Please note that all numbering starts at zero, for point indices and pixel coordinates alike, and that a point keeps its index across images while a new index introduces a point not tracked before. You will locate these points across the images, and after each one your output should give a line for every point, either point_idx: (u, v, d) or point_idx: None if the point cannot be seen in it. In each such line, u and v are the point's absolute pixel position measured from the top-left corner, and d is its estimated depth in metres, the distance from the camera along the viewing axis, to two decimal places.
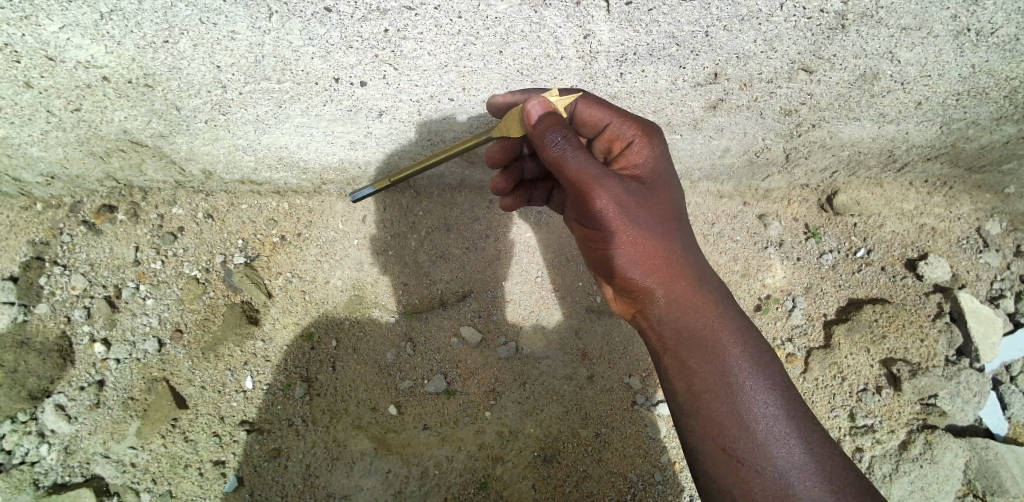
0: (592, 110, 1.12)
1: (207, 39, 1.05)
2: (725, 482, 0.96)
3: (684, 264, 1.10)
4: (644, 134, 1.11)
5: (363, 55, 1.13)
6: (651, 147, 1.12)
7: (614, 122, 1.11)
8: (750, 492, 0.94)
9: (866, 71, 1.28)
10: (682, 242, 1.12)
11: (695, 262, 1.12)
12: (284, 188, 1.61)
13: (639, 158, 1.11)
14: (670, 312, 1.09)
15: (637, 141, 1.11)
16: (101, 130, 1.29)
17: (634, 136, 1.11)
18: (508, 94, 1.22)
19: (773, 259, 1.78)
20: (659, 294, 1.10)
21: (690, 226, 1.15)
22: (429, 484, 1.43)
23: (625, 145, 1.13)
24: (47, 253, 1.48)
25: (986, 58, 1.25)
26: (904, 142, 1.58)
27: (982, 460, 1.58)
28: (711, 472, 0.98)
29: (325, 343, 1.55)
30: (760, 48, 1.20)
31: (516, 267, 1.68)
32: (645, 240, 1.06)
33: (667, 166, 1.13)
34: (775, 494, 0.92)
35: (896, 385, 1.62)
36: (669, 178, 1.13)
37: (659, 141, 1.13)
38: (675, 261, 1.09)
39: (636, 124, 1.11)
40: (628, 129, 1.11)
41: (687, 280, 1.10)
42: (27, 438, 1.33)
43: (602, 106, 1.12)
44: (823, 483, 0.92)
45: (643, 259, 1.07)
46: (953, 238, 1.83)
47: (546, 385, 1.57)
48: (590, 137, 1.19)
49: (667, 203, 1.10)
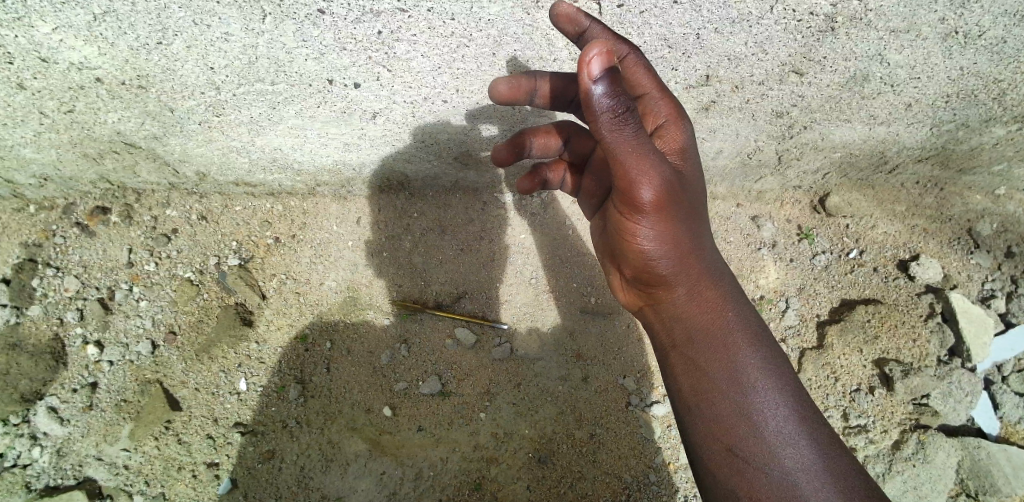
0: (635, 75, 1.09)
1: (201, 41, 1.05)
2: (729, 483, 0.96)
3: (704, 259, 1.09)
4: (676, 116, 1.09)
5: (357, 57, 1.13)
6: (682, 132, 1.09)
7: (653, 95, 1.09)
8: (755, 491, 0.93)
9: (856, 73, 1.29)
10: (702, 234, 1.10)
11: (713, 257, 1.12)
12: (278, 190, 1.61)
13: (672, 141, 1.09)
14: (686, 307, 1.08)
15: (670, 122, 1.09)
16: (94, 131, 1.29)
17: (667, 116, 1.09)
18: (512, 83, 1.10)
19: (766, 260, 1.79)
20: (680, 290, 1.08)
21: (709, 219, 1.14)
22: (424, 485, 1.43)
23: (657, 124, 1.10)
24: (40, 255, 1.48)
25: (974, 60, 1.27)
26: (895, 144, 1.59)
27: (974, 460, 1.59)
28: (716, 474, 0.97)
29: (319, 345, 1.55)
30: (751, 50, 1.21)
31: (510, 268, 1.68)
32: (673, 233, 1.03)
33: (695, 154, 1.11)
34: (781, 494, 0.91)
35: (889, 385, 1.63)
36: (696, 168, 1.10)
37: (690, 127, 1.11)
38: (698, 255, 1.08)
39: (671, 103, 1.10)
40: (662, 106, 1.09)
41: (706, 276, 1.09)
42: (18, 441, 1.32)
43: (647, 73, 1.09)
44: (833, 486, 0.90)
45: (671, 252, 1.04)
46: (944, 238, 1.84)
47: (540, 386, 1.57)
48: None
49: (695, 194, 1.07)
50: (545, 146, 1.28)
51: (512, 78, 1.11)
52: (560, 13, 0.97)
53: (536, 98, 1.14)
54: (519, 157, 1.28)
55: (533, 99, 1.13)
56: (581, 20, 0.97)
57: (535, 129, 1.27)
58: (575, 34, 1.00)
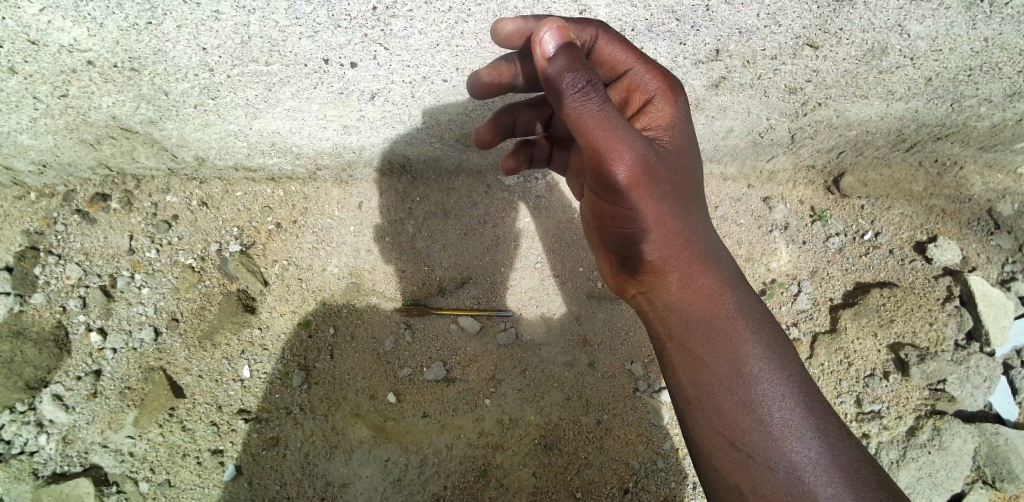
0: (613, 50, 1.03)
1: (191, 20, 1.02)
2: (733, 479, 0.92)
3: (696, 244, 1.06)
4: (666, 91, 1.04)
5: (352, 34, 1.09)
6: (673, 106, 1.04)
7: (636, 68, 1.04)
8: (762, 488, 0.89)
9: (874, 46, 1.24)
10: (696, 215, 1.07)
11: (707, 241, 1.08)
12: (278, 174, 1.58)
13: (659, 117, 1.04)
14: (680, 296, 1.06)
15: (660, 97, 1.04)
16: (90, 116, 1.27)
17: (656, 90, 1.04)
18: (493, 70, 1.10)
19: (778, 243, 1.74)
20: (672, 276, 1.05)
21: (704, 201, 1.10)
22: (429, 472, 1.42)
23: (646, 99, 1.06)
24: (41, 242, 1.47)
25: (1000, 30, 1.20)
26: (914, 120, 1.53)
27: (992, 446, 1.55)
28: (719, 471, 0.94)
29: (323, 331, 1.53)
30: (763, 22, 1.16)
31: (515, 253, 1.64)
32: (661, 214, 1.01)
33: (688, 131, 1.06)
34: (791, 492, 0.87)
35: (904, 369, 1.59)
36: (689, 145, 1.05)
37: (683, 100, 1.05)
38: (691, 239, 1.05)
39: (659, 76, 1.04)
40: (650, 79, 1.04)
41: (700, 261, 1.06)
42: (25, 428, 1.33)
43: (623, 47, 1.03)
44: (842, 479, 0.87)
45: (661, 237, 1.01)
46: (963, 220, 1.77)
47: (545, 372, 1.55)
48: (607, 81, 1.10)
49: (685, 175, 1.04)
50: (530, 122, 1.27)
51: (493, 64, 1.11)
52: (506, 33, 1.03)
53: (519, 81, 1.12)
54: (507, 135, 1.27)
55: (517, 82, 1.12)
56: (526, 29, 1.02)
57: (518, 106, 1.24)
58: (525, 43, 1.05)
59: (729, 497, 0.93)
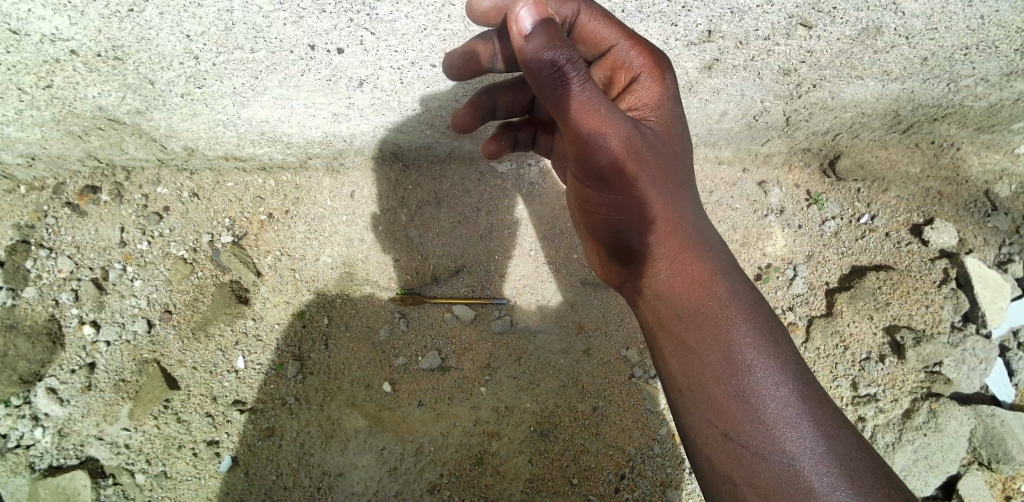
0: (597, 26, 1.02)
1: (173, 7, 1.01)
2: (726, 470, 0.92)
3: (686, 230, 1.06)
4: (652, 69, 1.02)
5: (338, 19, 1.08)
6: (660, 85, 1.03)
7: (622, 46, 1.02)
8: (755, 479, 0.88)
9: (868, 25, 1.22)
10: (686, 200, 1.06)
11: (697, 226, 1.08)
12: (269, 164, 1.57)
13: (646, 96, 1.03)
14: (669, 283, 1.06)
15: (646, 75, 1.02)
16: (76, 107, 1.25)
17: (642, 69, 1.03)
18: (469, 50, 1.07)
19: (774, 227, 1.74)
20: (661, 264, 1.06)
21: (694, 184, 1.09)
22: (425, 460, 1.43)
23: (632, 80, 1.04)
24: (32, 236, 1.45)
25: (997, 7, 1.19)
26: (911, 101, 1.52)
27: (988, 428, 1.55)
28: (715, 463, 0.94)
29: (317, 321, 1.53)
30: (755, 2, 1.14)
31: (509, 241, 1.64)
32: (649, 199, 1.00)
33: (675, 111, 1.04)
34: (785, 482, 0.86)
35: (900, 353, 1.58)
36: (676, 125, 1.04)
37: (669, 77, 1.03)
38: (681, 225, 1.05)
39: (644, 54, 1.02)
40: (636, 58, 1.02)
41: (689, 248, 1.06)
42: (21, 421, 1.33)
43: (608, 23, 1.02)
44: (838, 468, 0.85)
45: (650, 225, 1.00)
46: (961, 201, 1.76)
47: (541, 359, 1.55)
48: (592, 61, 1.08)
49: (673, 158, 1.02)
50: (511, 105, 1.25)
51: (470, 45, 1.08)
52: (482, 10, 1.00)
53: (497, 63, 1.09)
54: (489, 117, 1.24)
55: (495, 64, 1.09)
56: (503, 6, 1.00)
57: (499, 88, 1.22)
58: (502, 21, 1.03)
59: (723, 487, 0.92)
